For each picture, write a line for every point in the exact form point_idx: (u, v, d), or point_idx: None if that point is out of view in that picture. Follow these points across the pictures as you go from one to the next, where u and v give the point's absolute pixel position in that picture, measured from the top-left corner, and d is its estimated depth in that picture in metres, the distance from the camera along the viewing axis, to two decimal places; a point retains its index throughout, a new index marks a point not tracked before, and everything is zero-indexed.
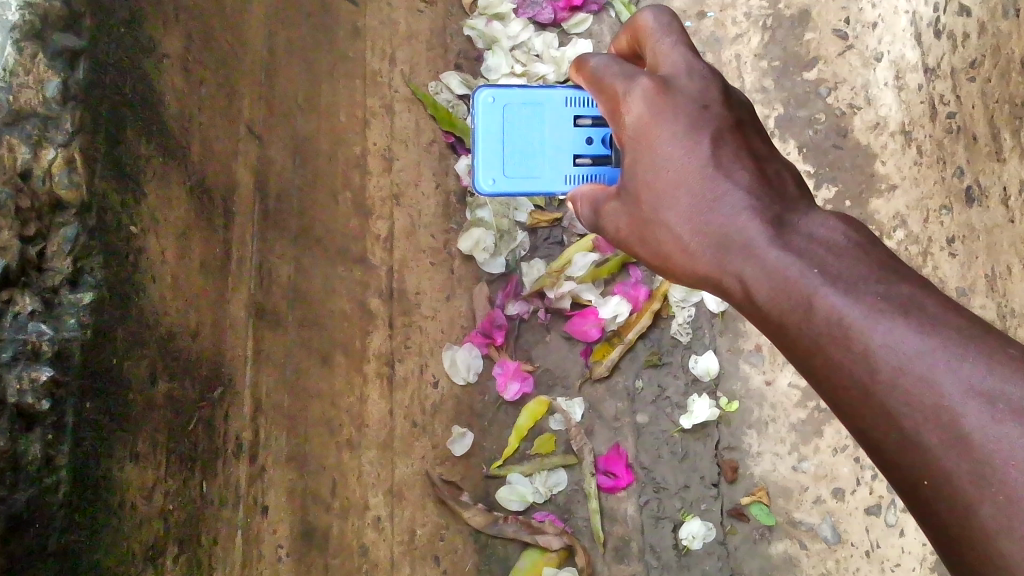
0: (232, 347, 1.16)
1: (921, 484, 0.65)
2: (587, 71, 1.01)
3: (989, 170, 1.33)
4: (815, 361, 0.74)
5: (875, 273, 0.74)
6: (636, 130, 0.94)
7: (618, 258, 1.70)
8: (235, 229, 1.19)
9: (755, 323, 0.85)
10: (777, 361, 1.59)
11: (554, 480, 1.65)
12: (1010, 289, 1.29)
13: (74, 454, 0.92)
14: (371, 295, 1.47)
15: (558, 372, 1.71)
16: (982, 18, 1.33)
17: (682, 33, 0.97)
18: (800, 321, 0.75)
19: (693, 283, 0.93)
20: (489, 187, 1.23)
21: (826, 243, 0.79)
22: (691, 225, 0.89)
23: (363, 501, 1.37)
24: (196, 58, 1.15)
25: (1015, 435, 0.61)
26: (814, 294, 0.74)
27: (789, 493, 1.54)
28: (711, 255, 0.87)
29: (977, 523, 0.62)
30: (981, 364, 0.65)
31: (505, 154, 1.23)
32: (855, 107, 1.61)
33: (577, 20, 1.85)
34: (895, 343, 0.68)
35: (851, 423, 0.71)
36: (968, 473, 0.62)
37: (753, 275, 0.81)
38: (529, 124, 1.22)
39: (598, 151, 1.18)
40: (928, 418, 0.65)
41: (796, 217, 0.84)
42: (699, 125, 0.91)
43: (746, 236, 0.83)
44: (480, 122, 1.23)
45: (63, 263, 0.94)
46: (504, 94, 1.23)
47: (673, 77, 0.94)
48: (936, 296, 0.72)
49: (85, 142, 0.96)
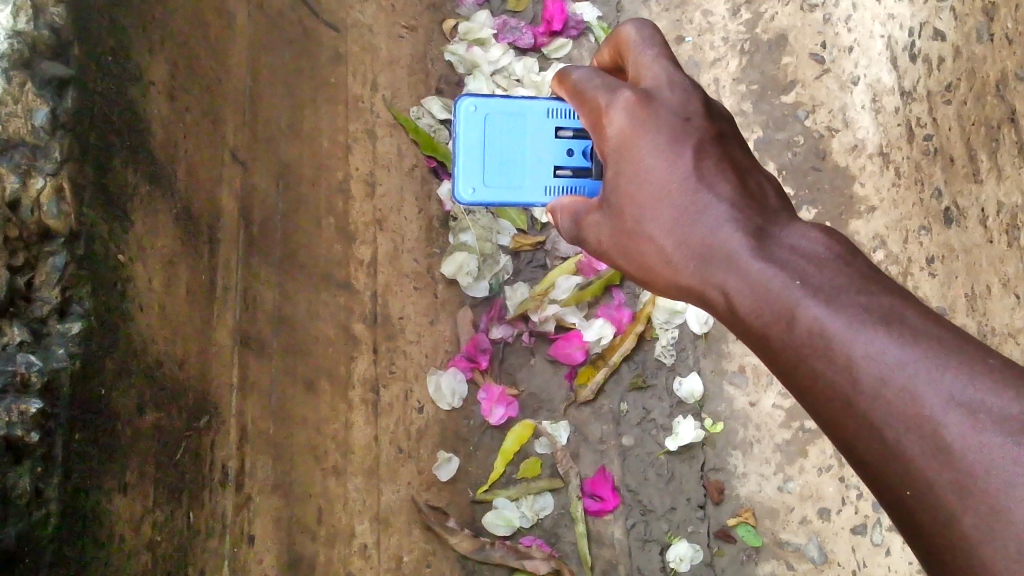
0: (218, 375, 1.15)
1: (904, 495, 0.66)
2: (570, 84, 1.02)
3: (967, 191, 1.35)
4: (798, 371, 0.74)
5: (857, 283, 0.74)
6: (618, 144, 0.95)
7: (601, 280, 1.70)
8: (220, 255, 1.18)
9: (738, 335, 0.85)
10: (761, 382, 1.61)
11: (541, 504, 1.64)
12: (990, 308, 1.31)
13: (64, 488, 0.91)
14: (355, 320, 1.46)
15: (543, 396, 1.71)
16: (957, 42, 1.38)
17: (664, 46, 0.98)
18: (782, 332, 0.76)
19: (675, 294, 0.94)
20: (468, 196, 1.22)
21: (807, 254, 0.79)
22: (673, 238, 0.90)
23: (349, 528, 1.36)
24: (182, 86, 1.14)
25: (995, 445, 0.62)
26: (797, 305, 0.74)
27: (775, 514, 1.57)
28: (694, 268, 0.88)
29: (960, 533, 0.62)
30: (961, 375, 0.65)
31: (485, 163, 1.22)
32: (833, 129, 1.62)
33: (557, 45, 1.87)
34: (876, 352, 0.68)
35: (833, 432, 0.72)
36: (949, 483, 0.63)
37: (735, 287, 0.82)
38: (511, 133, 1.22)
39: (579, 163, 1.19)
40: (909, 429, 0.66)
41: (777, 229, 0.84)
42: (680, 139, 0.91)
43: (727, 248, 0.84)
44: (462, 130, 1.23)
45: (51, 292, 0.94)
46: (487, 102, 1.22)
47: (654, 91, 0.95)
48: (918, 307, 0.72)
49: (74, 170, 0.96)
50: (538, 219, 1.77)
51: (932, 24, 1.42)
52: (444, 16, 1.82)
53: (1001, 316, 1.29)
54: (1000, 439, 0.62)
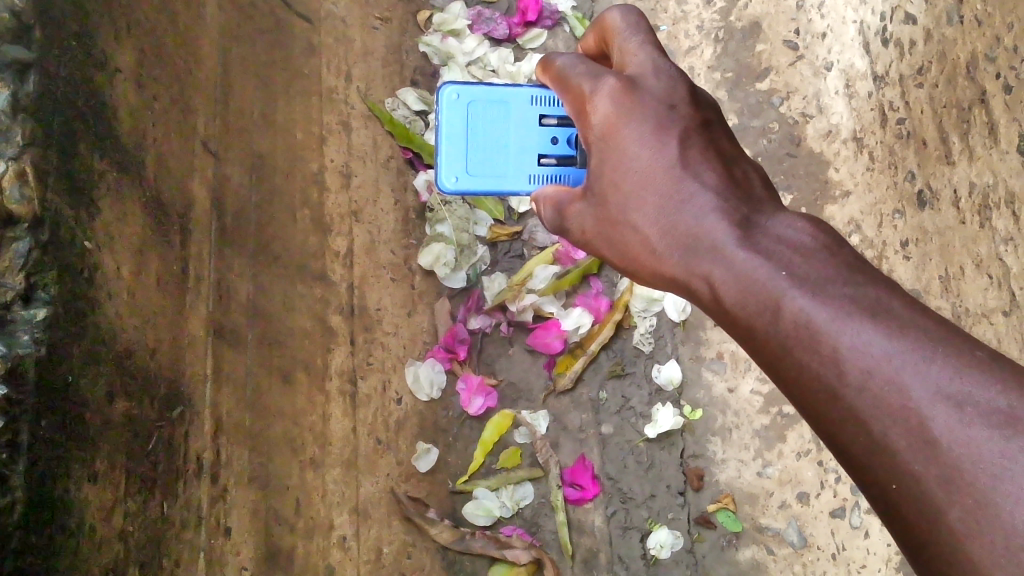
0: (191, 366, 1.13)
1: (890, 488, 0.66)
2: (554, 71, 1.02)
3: (940, 173, 1.36)
4: (783, 362, 0.74)
5: (843, 274, 0.74)
6: (603, 131, 0.94)
7: (580, 268, 1.70)
8: (192, 246, 1.17)
9: (722, 326, 0.85)
10: (739, 368, 1.62)
11: (521, 494, 1.63)
12: (964, 289, 1.31)
13: (31, 474, 0.90)
14: (332, 312, 1.45)
15: (522, 385, 1.70)
16: (927, 26, 1.39)
17: (649, 34, 0.98)
18: (768, 323, 0.76)
19: (659, 285, 0.94)
20: (452, 185, 1.22)
21: (793, 244, 0.79)
22: (658, 228, 0.90)
23: (328, 520, 1.35)
24: (150, 74, 1.13)
25: (982, 438, 0.62)
26: (782, 296, 0.75)
27: (754, 499, 1.57)
28: (679, 258, 0.87)
29: (946, 527, 0.62)
30: (948, 367, 0.65)
31: (468, 152, 1.22)
32: (807, 116, 1.63)
33: (532, 35, 1.86)
34: (862, 344, 0.68)
35: (818, 423, 0.72)
36: (936, 477, 0.63)
37: (720, 277, 0.82)
38: (494, 121, 1.21)
39: (563, 151, 1.19)
40: (896, 420, 0.66)
41: (763, 219, 0.84)
42: (665, 126, 0.91)
43: (712, 238, 0.84)
44: (444, 117, 1.22)
45: (15, 279, 0.93)
46: (470, 90, 1.21)
47: (639, 77, 0.95)
48: (904, 298, 0.72)
49: (36, 156, 0.95)
50: (514, 210, 1.77)
51: (903, 9, 1.43)
52: (418, 8, 1.82)
53: (975, 297, 1.29)
54: (987, 433, 0.62)
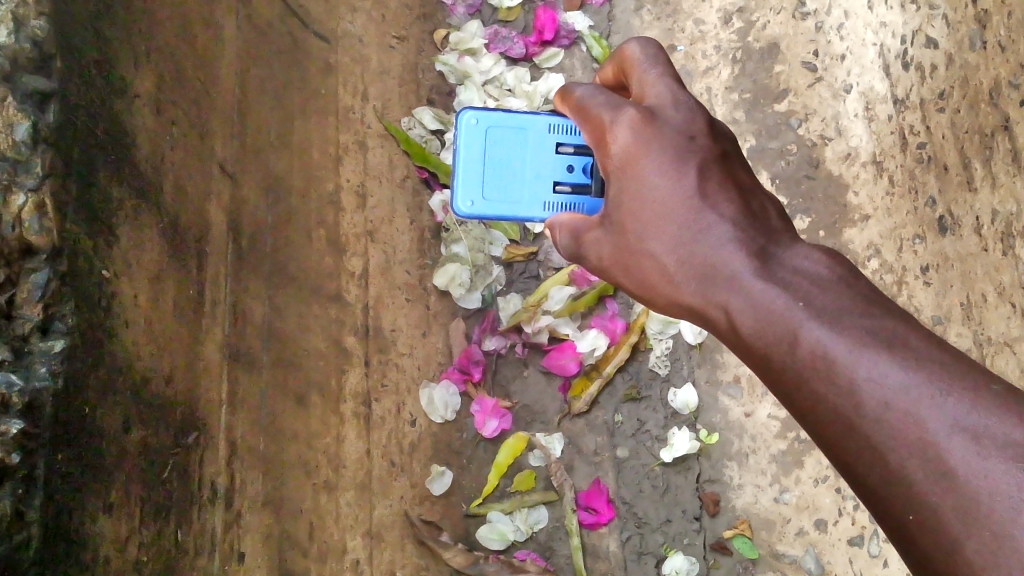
0: (206, 392, 1.13)
1: (905, 520, 0.64)
2: (572, 101, 1.01)
3: (962, 200, 1.35)
4: (800, 395, 0.73)
5: (860, 306, 0.73)
6: (621, 159, 0.93)
7: (595, 291, 1.69)
8: (208, 269, 1.16)
9: (737, 355, 0.84)
10: (756, 393, 1.61)
11: (535, 517, 1.62)
12: (985, 317, 1.30)
13: (46, 508, 0.91)
14: (346, 333, 1.44)
15: (536, 408, 1.70)
16: (949, 50, 1.38)
17: (667, 65, 0.97)
18: (783, 354, 0.74)
19: (674, 313, 0.92)
20: (466, 209, 1.20)
21: (810, 276, 0.78)
22: (675, 254, 0.89)
23: (341, 544, 1.34)
24: (168, 98, 1.13)
25: (1000, 471, 0.61)
26: (799, 328, 0.73)
27: (771, 525, 1.56)
28: (695, 286, 0.86)
29: (963, 560, 0.61)
30: (965, 401, 0.64)
31: (485, 178, 1.21)
32: (825, 138, 1.60)
33: (548, 54, 1.85)
34: (880, 376, 0.67)
35: (835, 457, 0.71)
36: (953, 508, 0.62)
37: (737, 306, 0.81)
38: (511, 147, 1.21)
39: (578, 179, 1.18)
40: (913, 453, 0.65)
41: (779, 250, 0.83)
42: (684, 155, 0.91)
43: (730, 267, 0.83)
44: (462, 142, 1.21)
45: (33, 310, 0.94)
46: (488, 115, 1.21)
47: (658, 108, 0.94)
48: (921, 332, 0.71)
49: (56, 186, 0.96)
50: (530, 230, 1.75)
51: (924, 32, 1.42)
52: (434, 26, 1.81)
53: (998, 325, 1.28)
54: (1005, 465, 0.61)
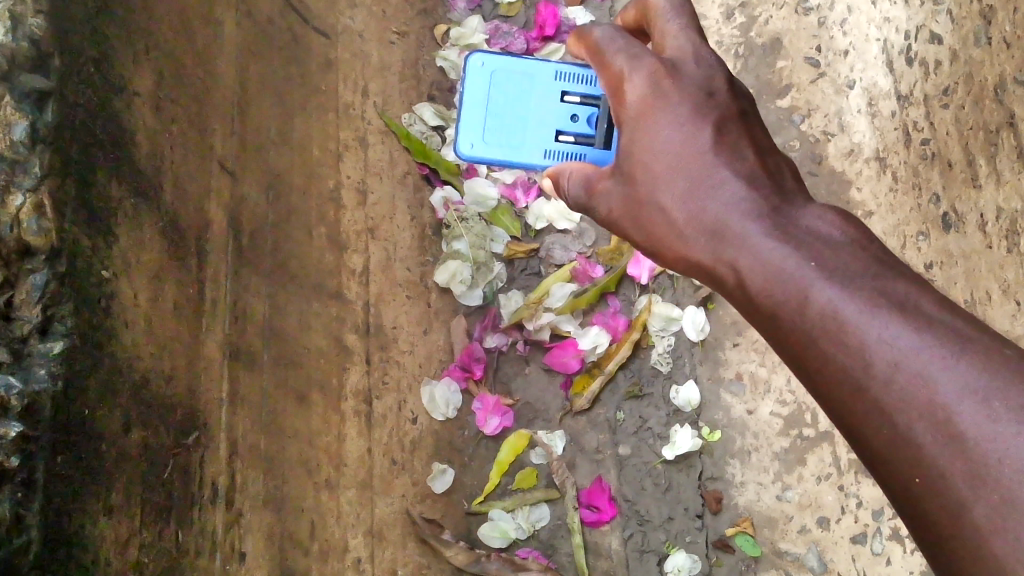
0: (207, 392, 1.12)
1: (911, 481, 0.64)
2: (588, 42, 0.98)
3: (967, 196, 1.35)
4: (807, 353, 0.73)
5: (872, 269, 0.72)
6: (638, 110, 0.93)
7: (595, 288, 1.68)
8: (208, 269, 1.16)
9: (743, 316, 0.84)
10: (757, 391, 1.60)
11: (537, 515, 1.62)
12: (990, 314, 1.30)
13: (45, 513, 0.90)
14: (347, 331, 1.44)
15: (538, 405, 1.69)
16: (954, 46, 1.38)
17: (692, 17, 0.95)
18: (793, 313, 0.74)
19: (683, 270, 0.92)
20: (467, 151, 1.23)
21: (822, 237, 0.78)
22: (686, 210, 0.88)
23: (342, 543, 1.34)
24: (166, 95, 1.13)
25: (1010, 435, 0.61)
26: (809, 287, 0.73)
27: (774, 523, 1.55)
28: (705, 244, 0.86)
29: (969, 523, 0.61)
30: (977, 367, 0.64)
31: (489, 123, 1.22)
32: (829, 134, 1.58)
33: (550, 49, 1.84)
34: (891, 338, 0.67)
35: (841, 418, 0.71)
36: (961, 471, 0.62)
37: (746, 266, 0.80)
38: (518, 93, 1.21)
39: (582, 130, 1.17)
40: (922, 416, 0.64)
41: (792, 210, 0.82)
42: (703, 111, 0.90)
43: (742, 226, 0.82)
44: (469, 86, 1.23)
45: (32, 311, 0.93)
46: (496, 60, 1.22)
47: (680, 61, 0.93)
48: (935, 297, 0.70)
49: (54, 186, 0.95)
50: (531, 227, 1.76)
51: (928, 28, 1.42)
52: (434, 21, 1.80)
53: (1002, 322, 1.28)
54: (1016, 429, 0.61)
